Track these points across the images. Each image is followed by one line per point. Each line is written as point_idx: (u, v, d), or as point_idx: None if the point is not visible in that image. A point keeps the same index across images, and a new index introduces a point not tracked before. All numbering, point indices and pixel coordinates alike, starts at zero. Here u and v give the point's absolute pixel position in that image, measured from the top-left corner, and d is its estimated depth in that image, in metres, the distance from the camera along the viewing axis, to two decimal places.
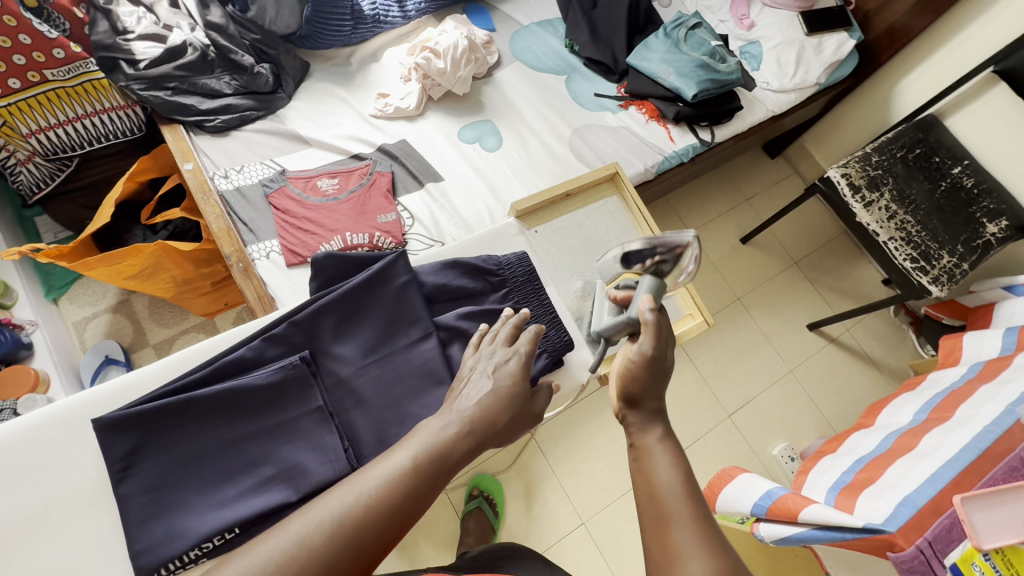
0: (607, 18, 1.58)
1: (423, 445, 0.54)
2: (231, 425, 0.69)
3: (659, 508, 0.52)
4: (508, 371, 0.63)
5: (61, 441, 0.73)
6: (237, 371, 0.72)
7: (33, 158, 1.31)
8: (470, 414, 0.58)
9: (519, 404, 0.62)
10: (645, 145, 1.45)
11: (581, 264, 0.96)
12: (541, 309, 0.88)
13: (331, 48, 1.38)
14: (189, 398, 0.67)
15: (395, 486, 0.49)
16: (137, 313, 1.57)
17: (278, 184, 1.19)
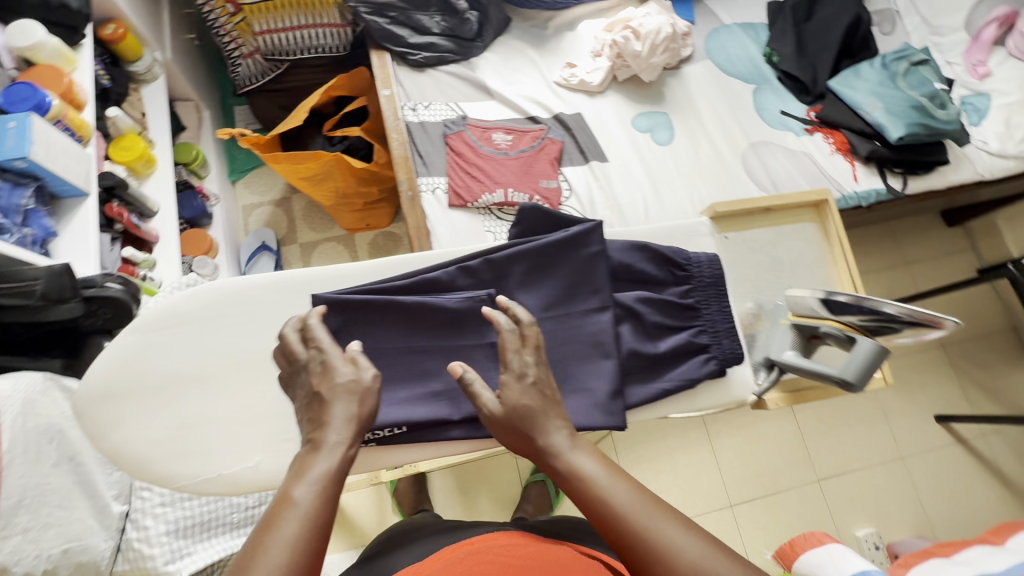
0: (819, 34, 1.46)
1: (318, 481, 0.53)
2: (418, 336, 0.71)
3: (634, 547, 0.52)
4: (341, 368, 0.60)
5: (264, 301, 0.70)
6: (431, 289, 0.72)
7: (254, 54, 1.51)
8: (336, 428, 0.57)
9: (356, 391, 0.59)
10: (823, 176, 1.34)
11: (763, 285, 0.83)
12: (720, 316, 0.74)
13: (535, 8, 1.41)
14: (392, 301, 0.70)
15: (307, 530, 0.50)
16: (293, 212, 1.73)
17: (457, 127, 1.25)
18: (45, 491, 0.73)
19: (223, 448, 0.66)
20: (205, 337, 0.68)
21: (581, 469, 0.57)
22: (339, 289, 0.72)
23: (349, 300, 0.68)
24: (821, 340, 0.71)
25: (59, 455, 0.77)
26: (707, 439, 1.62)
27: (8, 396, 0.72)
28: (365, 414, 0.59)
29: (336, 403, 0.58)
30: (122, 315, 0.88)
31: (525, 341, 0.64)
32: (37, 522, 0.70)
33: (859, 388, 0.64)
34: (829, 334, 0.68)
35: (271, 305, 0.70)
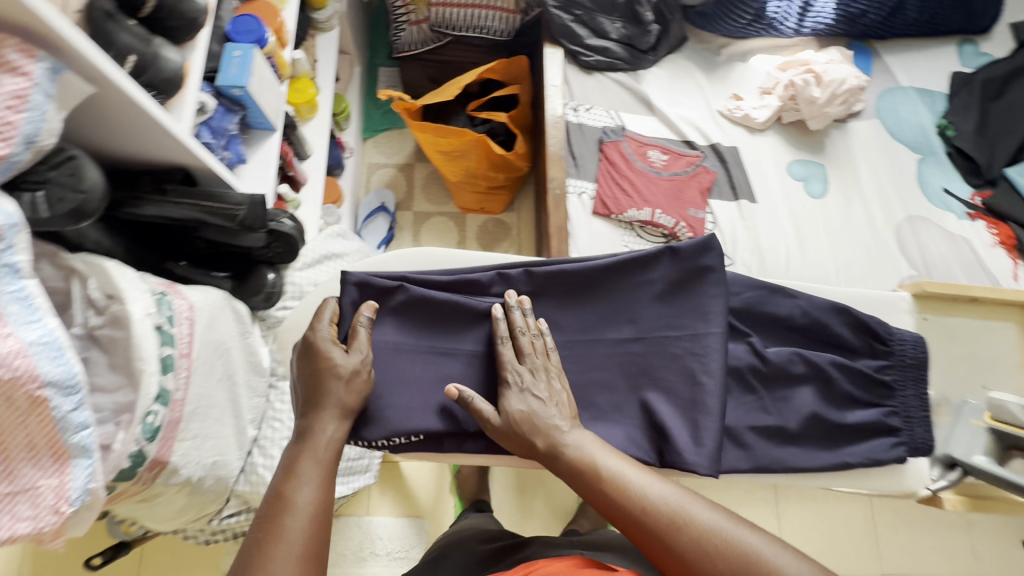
0: (1006, 116, 1.37)
1: (310, 474, 0.62)
2: (437, 336, 0.81)
3: (652, 525, 0.59)
4: (337, 349, 0.72)
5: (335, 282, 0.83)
6: (470, 292, 0.83)
7: (421, 23, 1.54)
8: (324, 411, 0.67)
9: (349, 374, 0.71)
10: (980, 267, 1.26)
11: (956, 376, 0.88)
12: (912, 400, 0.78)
13: (713, 32, 1.38)
14: (428, 297, 0.81)
15: (312, 517, 0.58)
16: (413, 180, 1.76)
17: (615, 137, 1.23)
18: (210, 404, 0.77)
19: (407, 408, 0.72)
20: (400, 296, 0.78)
21: (589, 459, 0.65)
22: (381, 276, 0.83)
23: (386, 286, 0.80)
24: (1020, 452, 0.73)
25: (223, 372, 0.81)
26: (774, 503, 1.56)
27: (200, 308, 0.76)
28: (351, 399, 0.70)
29: (328, 386, 0.69)
30: (290, 251, 0.92)
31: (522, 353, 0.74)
32: (202, 431, 0.74)
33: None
34: None
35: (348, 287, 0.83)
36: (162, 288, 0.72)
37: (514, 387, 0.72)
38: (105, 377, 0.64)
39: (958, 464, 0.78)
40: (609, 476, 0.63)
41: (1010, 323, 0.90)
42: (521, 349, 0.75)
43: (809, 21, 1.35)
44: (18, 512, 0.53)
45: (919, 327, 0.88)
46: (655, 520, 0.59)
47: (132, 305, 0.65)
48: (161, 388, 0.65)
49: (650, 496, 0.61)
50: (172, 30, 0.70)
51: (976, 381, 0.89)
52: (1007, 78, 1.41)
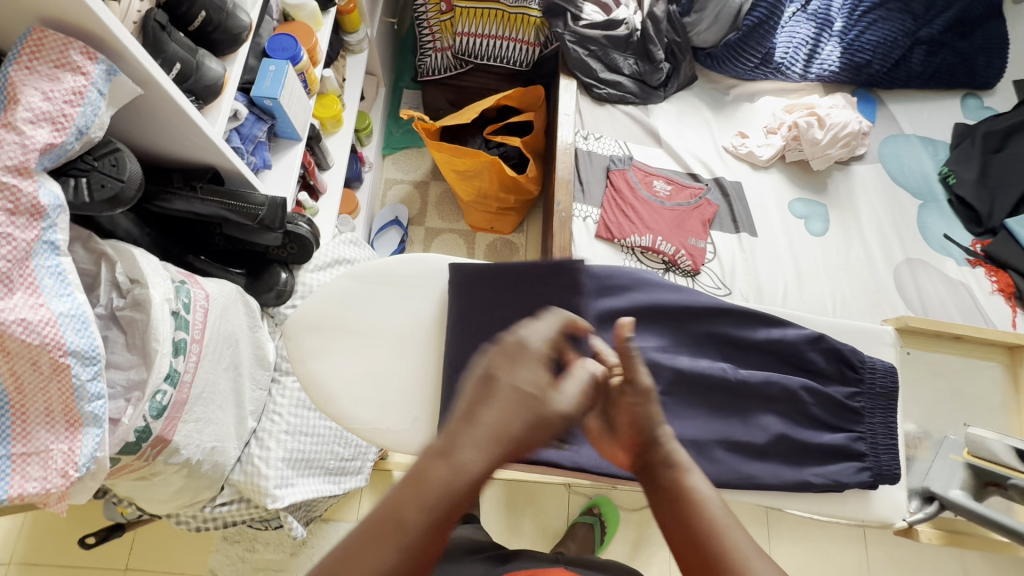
0: (1007, 169, 1.39)
1: (430, 501, 0.48)
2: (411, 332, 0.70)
3: (702, 543, 0.51)
4: (529, 371, 0.53)
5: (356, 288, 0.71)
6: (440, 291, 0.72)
7: (445, 50, 1.63)
8: (493, 432, 0.50)
9: (530, 402, 0.52)
10: (979, 312, 1.28)
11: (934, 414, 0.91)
12: (883, 430, 0.70)
13: (723, 73, 1.44)
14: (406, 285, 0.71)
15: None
16: (428, 197, 1.83)
17: (622, 165, 1.28)
18: (215, 391, 0.80)
19: (394, 404, 0.69)
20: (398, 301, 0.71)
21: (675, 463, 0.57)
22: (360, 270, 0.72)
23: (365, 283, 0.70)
24: (999, 488, 0.75)
25: (229, 361, 0.85)
26: (766, 541, 1.53)
27: (214, 298, 0.81)
28: (527, 436, 0.50)
29: (501, 399, 0.52)
30: (303, 252, 0.98)
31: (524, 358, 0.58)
32: (205, 416, 0.78)
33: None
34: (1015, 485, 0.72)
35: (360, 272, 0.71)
36: (182, 277, 0.77)
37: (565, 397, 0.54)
38: (121, 355, 0.69)
39: (936, 498, 0.78)
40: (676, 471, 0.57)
41: (994, 363, 0.93)
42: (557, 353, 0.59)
43: (814, 68, 1.41)
44: (29, 471, 0.56)
45: (901, 361, 0.92)
46: (706, 530, 0.52)
47: (153, 290, 0.69)
48: (172, 368, 0.69)
49: (711, 511, 0.54)
50: (216, 43, 0.77)
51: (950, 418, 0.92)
52: (1010, 132, 1.44)
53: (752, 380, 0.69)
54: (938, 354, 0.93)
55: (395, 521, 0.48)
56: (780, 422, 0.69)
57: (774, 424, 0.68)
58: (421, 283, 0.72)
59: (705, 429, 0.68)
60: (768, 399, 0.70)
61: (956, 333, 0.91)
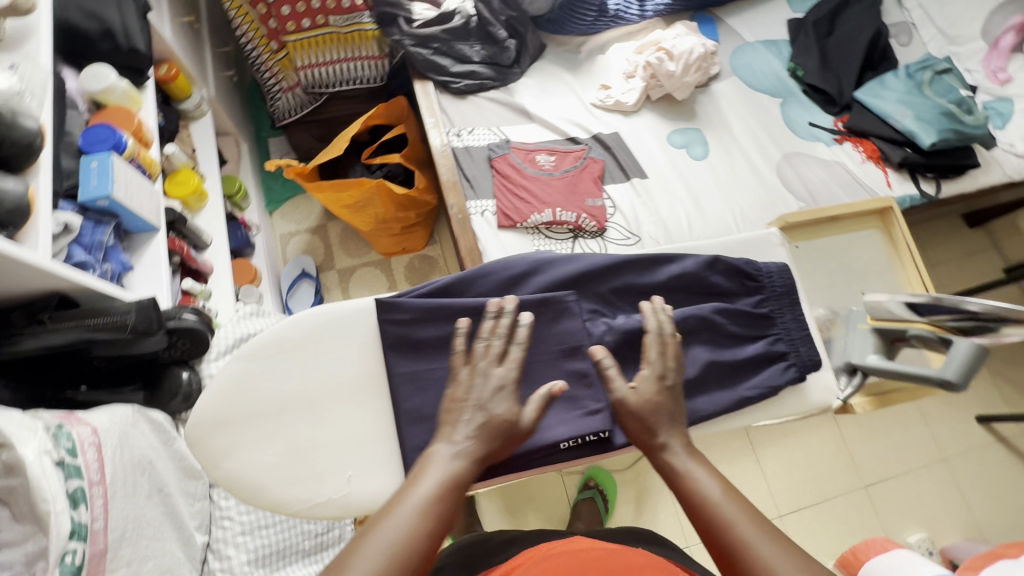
0: (842, 48, 1.51)
1: (440, 476, 0.55)
2: (324, 393, 0.65)
3: (719, 541, 0.53)
4: (506, 400, 0.60)
5: (250, 369, 0.65)
6: (343, 340, 0.66)
7: (294, 88, 1.56)
8: (478, 441, 0.58)
9: (506, 429, 0.59)
10: (858, 184, 1.38)
11: (838, 295, 0.98)
12: (794, 323, 0.75)
13: (568, 34, 1.46)
14: (304, 348, 0.66)
15: (401, 550, 0.48)
16: (330, 240, 1.76)
17: (501, 151, 1.28)
18: (141, 524, 0.73)
19: (328, 472, 0.63)
20: (306, 365, 0.65)
21: (687, 474, 0.59)
22: (246, 350, 0.65)
23: (258, 360, 0.65)
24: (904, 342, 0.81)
25: (150, 487, 0.77)
26: (752, 451, 1.62)
27: (106, 430, 0.72)
28: (498, 453, 0.59)
29: (486, 424, 0.58)
30: (198, 346, 0.90)
31: (478, 367, 0.61)
32: (137, 555, 0.71)
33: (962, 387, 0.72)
34: (918, 336, 0.77)
35: (250, 351, 0.65)
36: (58, 421, 0.68)
37: (496, 389, 0.60)
38: (10, 530, 0.60)
39: (858, 368, 0.84)
40: (702, 500, 0.56)
41: (872, 230, 1.01)
42: (505, 354, 0.63)
43: (649, 5, 1.46)
44: None
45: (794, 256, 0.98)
46: (718, 524, 0.54)
47: (25, 448, 0.60)
48: (75, 523, 0.62)
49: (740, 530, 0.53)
50: (8, 159, 0.69)
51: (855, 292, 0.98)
52: (834, 15, 1.56)
53: (668, 322, 0.70)
54: (827, 239, 1.00)
55: (409, 487, 0.53)
56: (706, 350, 0.71)
57: (701, 354, 0.70)
58: (321, 341, 0.66)
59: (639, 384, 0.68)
60: (688, 333, 0.71)
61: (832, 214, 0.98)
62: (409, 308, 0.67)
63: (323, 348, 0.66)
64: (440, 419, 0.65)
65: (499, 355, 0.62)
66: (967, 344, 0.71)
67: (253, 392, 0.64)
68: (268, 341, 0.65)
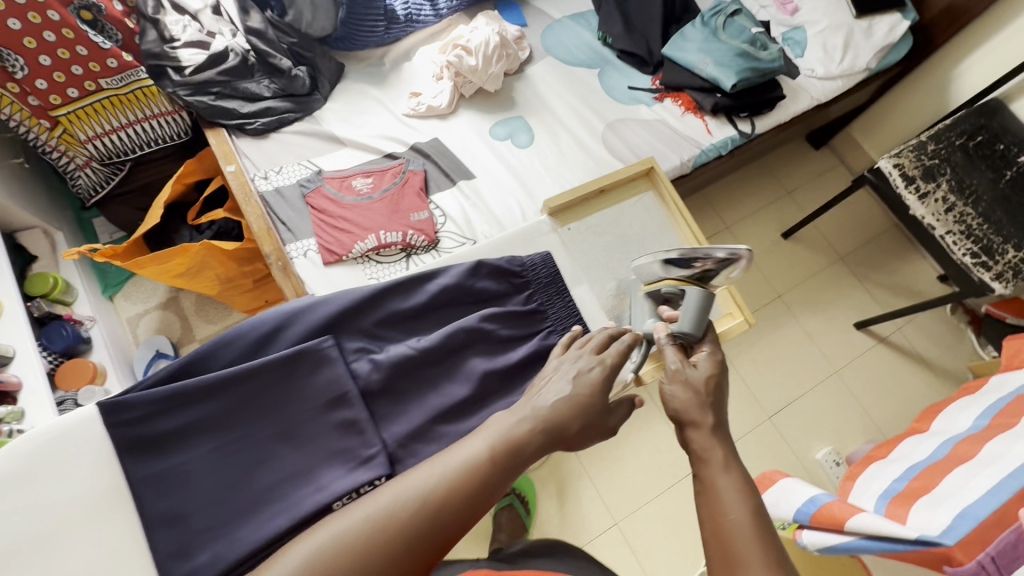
0: (641, 8, 1.53)
1: (491, 435, 0.59)
2: (65, 523, 0.57)
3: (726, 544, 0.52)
4: (589, 381, 0.66)
5: None
6: (75, 455, 0.60)
7: (90, 162, 1.40)
8: (543, 412, 0.62)
9: (586, 409, 0.64)
10: (680, 137, 1.40)
11: (614, 262, 1.00)
12: (563, 310, 0.92)
13: (366, 48, 1.40)
14: (19, 482, 0.56)
15: (436, 492, 0.54)
16: (185, 310, 1.64)
17: (314, 184, 1.21)
18: None
19: None
20: (26, 498, 0.56)
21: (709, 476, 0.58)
22: None
23: None
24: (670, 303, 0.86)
25: None
26: (658, 412, 1.65)
27: None
28: (574, 426, 0.63)
29: (575, 403, 0.64)
30: None
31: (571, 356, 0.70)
32: None
33: (700, 336, 0.76)
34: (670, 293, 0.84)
35: None
36: None
37: (576, 369, 0.67)
38: None
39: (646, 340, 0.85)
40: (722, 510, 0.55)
41: (644, 193, 1.05)
42: (602, 345, 0.71)
43: (442, 3, 1.43)
44: None
45: (566, 238, 1.00)
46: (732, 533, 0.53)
47: None
48: None
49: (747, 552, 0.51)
50: None
51: (627, 262, 1.01)
52: None
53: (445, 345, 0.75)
54: (599, 212, 1.02)
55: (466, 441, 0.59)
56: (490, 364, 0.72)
57: None
58: (45, 466, 0.58)
59: (417, 414, 0.76)
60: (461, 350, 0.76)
61: (597, 188, 1.02)
62: (140, 403, 0.63)
63: (51, 472, 0.58)
64: (197, 513, 0.62)
65: (595, 345, 0.71)
66: (699, 292, 0.79)
67: None
68: None
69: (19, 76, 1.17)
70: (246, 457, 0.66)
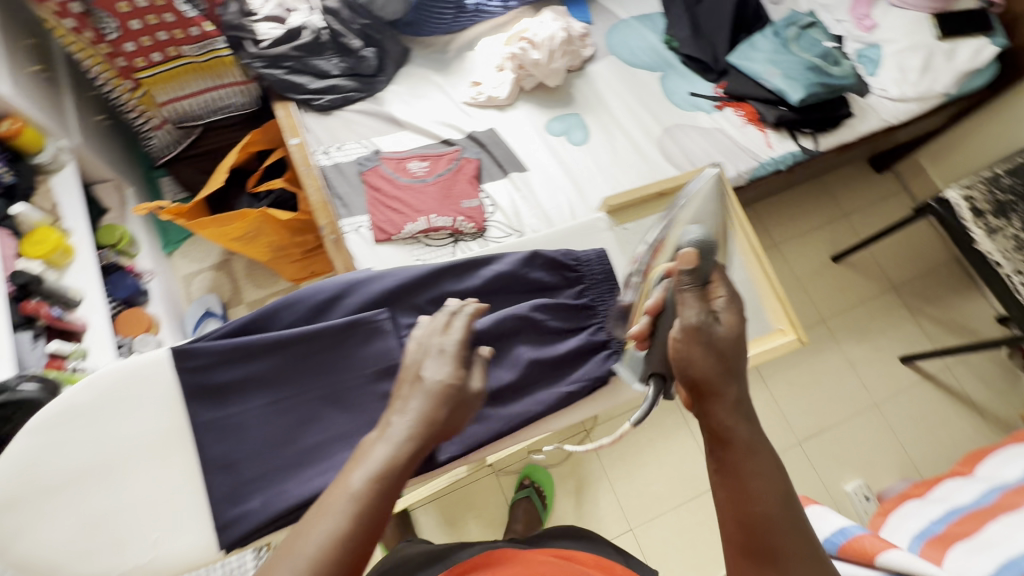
0: (711, 14, 1.50)
1: (374, 465, 0.50)
2: (139, 450, 0.66)
3: (763, 541, 0.51)
4: (439, 370, 0.56)
5: (41, 443, 0.63)
6: (147, 394, 0.67)
7: (165, 124, 1.51)
8: (412, 424, 0.53)
9: (454, 396, 0.56)
10: (738, 148, 1.38)
11: None
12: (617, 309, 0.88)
13: (433, 34, 1.43)
14: (101, 411, 0.66)
15: (330, 553, 0.44)
16: (236, 273, 1.71)
17: (371, 163, 1.25)
18: None
19: (131, 538, 0.64)
20: (105, 426, 0.65)
21: (734, 462, 0.54)
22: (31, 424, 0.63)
23: (48, 431, 0.63)
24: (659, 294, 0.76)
25: None
26: (685, 424, 1.63)
27: None
28: (450, 423, 0.55)
29: (425, 393, 0.55)
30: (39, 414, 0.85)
31: (430, 335, 0.61)
32: None
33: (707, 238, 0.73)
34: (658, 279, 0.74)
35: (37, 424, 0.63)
36: None
37: (431, 357, 0.58)
38: None
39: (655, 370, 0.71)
40: (758, 489, 0.52)
41: None
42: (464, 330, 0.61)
43: None
44: None
45: (620, 236, 0.99)
46: (762, 524, 0.51)
47: None
48: None
49: (778, 535, 0.51)
50: None
51: None
52: None
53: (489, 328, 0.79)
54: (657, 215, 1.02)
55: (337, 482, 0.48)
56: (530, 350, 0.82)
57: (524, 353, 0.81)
58: (121, 401, 0.66)
59: None
60: (511, 334, 0.82)
61: (658, 191, 1.02)
62: (208, 351, 0.68)
63: (123, 408, 0.66)
64: (246, 462, 0.67)
65: (447, 323, 0.62)
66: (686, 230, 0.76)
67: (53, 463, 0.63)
68: (55, 411, 0.64)
69: (110, 37, 1.25)
70: (298, 415, 0.70)
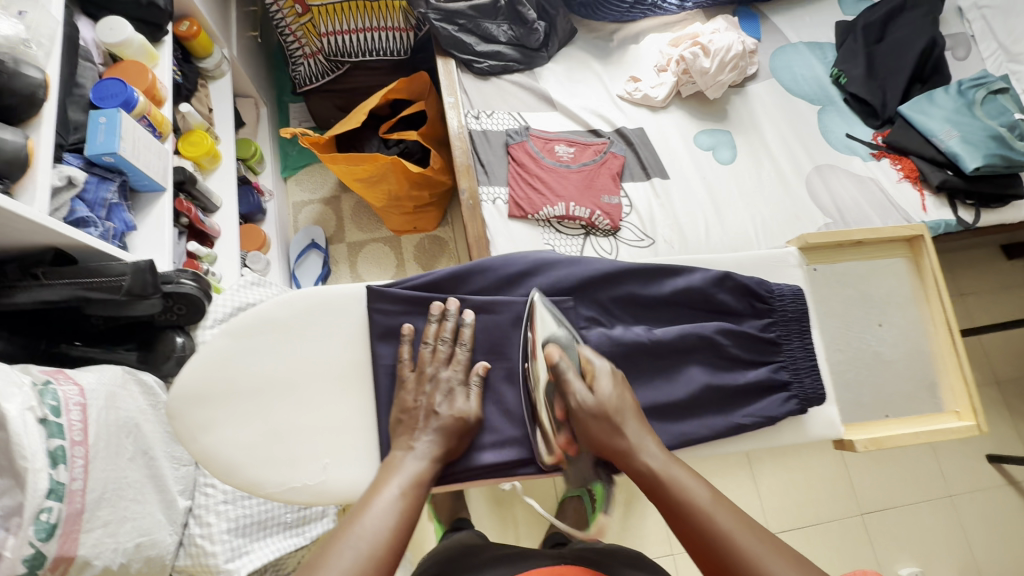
0: (891, 57, 1.42)
1: (405, 478, 0.61)
2: (319, 372, 0.72)
3: (704, 539, 0.57)
4: (455, 402, 0.69)
5: (236, 349, 0.71)
6: (332, 324, 0.74)
7: (316, 55, 1.52)
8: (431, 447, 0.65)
9: (458, 427, 0.68)
10: (891, 205, 1.30)
11: (850, 316, 0.96)
12: (800, 351, 0.87)
13: (601, 20, 1.41)
14: (291, 331, 0.73)
15: (377, 542, 0.53)
16: (343, 212, 1.74)
17: (520, 138, 1.23)
18: (124, 484, 0.74)
19: (303, 456, 0.70)
20: (290, 346, 0.72)
21: (659, 470, 0.63)
22: (232, 329, 0.71)
23: (241, 341, 0.71)
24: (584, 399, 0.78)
25: (135, 449, 0.78)
26: (748, 466, 1.59)
27: (93, 390, 0.72)
28: (453, 449, 0.67)
29: (440, 423, 0.67)
30: (194, 310, 0.89)
31: (427, 371, 0.70)
32: (116, 516, 0.72)
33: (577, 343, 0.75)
34: None
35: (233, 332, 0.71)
36: (46, 377, 0.68)
37: (444, 398, 0.69)
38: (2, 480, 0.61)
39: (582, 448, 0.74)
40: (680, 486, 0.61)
41: (899, 258, 0.98)
42: (451, 356, 0.72)
43: None
44: None
45: (810, 279, 0.94)
46: (698, 521, 0.58)
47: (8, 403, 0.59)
48: (53, 482, 0.62)
49: (720, 519, 0.58)
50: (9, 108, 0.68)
51: (860, 321, 0.96)
52: (885, 22, 1.47)
53: (667, 338, 0.81)
54: (849, 264, 0.96)
55: (376, 490, 0.59)
56: (702, 372, 0.81)
57: (697, 375, 0.81)
58: (306, 325, 0.73)
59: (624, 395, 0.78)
60: (686, 352, 0.82)
61: (857, 238, 0.94)
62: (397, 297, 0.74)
63: (308, 332, 0.73)
64: None
65: (444, 356, 0.72)
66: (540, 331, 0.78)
67: (244, 368, 0.70)
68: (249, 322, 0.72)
69: None
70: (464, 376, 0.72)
